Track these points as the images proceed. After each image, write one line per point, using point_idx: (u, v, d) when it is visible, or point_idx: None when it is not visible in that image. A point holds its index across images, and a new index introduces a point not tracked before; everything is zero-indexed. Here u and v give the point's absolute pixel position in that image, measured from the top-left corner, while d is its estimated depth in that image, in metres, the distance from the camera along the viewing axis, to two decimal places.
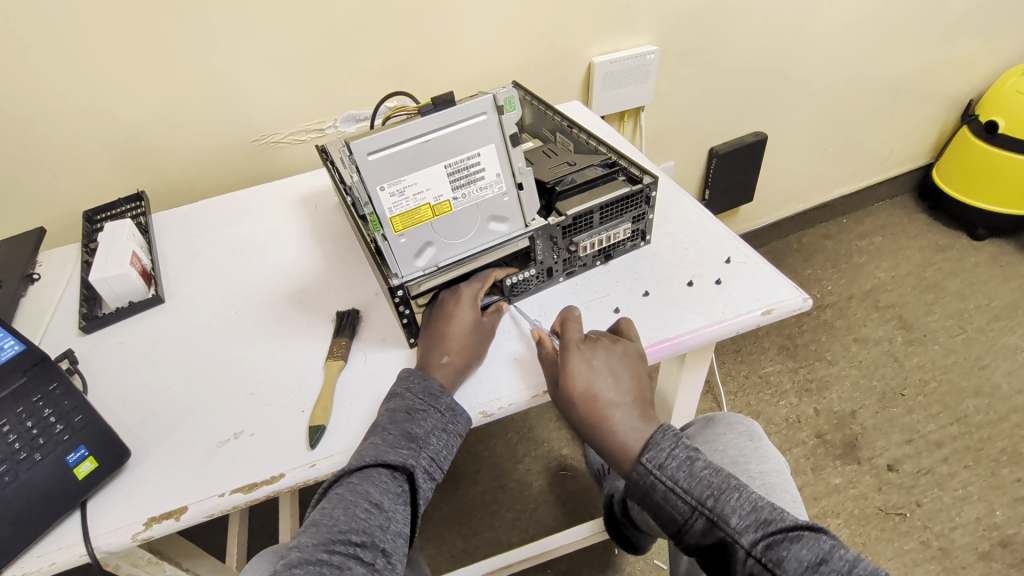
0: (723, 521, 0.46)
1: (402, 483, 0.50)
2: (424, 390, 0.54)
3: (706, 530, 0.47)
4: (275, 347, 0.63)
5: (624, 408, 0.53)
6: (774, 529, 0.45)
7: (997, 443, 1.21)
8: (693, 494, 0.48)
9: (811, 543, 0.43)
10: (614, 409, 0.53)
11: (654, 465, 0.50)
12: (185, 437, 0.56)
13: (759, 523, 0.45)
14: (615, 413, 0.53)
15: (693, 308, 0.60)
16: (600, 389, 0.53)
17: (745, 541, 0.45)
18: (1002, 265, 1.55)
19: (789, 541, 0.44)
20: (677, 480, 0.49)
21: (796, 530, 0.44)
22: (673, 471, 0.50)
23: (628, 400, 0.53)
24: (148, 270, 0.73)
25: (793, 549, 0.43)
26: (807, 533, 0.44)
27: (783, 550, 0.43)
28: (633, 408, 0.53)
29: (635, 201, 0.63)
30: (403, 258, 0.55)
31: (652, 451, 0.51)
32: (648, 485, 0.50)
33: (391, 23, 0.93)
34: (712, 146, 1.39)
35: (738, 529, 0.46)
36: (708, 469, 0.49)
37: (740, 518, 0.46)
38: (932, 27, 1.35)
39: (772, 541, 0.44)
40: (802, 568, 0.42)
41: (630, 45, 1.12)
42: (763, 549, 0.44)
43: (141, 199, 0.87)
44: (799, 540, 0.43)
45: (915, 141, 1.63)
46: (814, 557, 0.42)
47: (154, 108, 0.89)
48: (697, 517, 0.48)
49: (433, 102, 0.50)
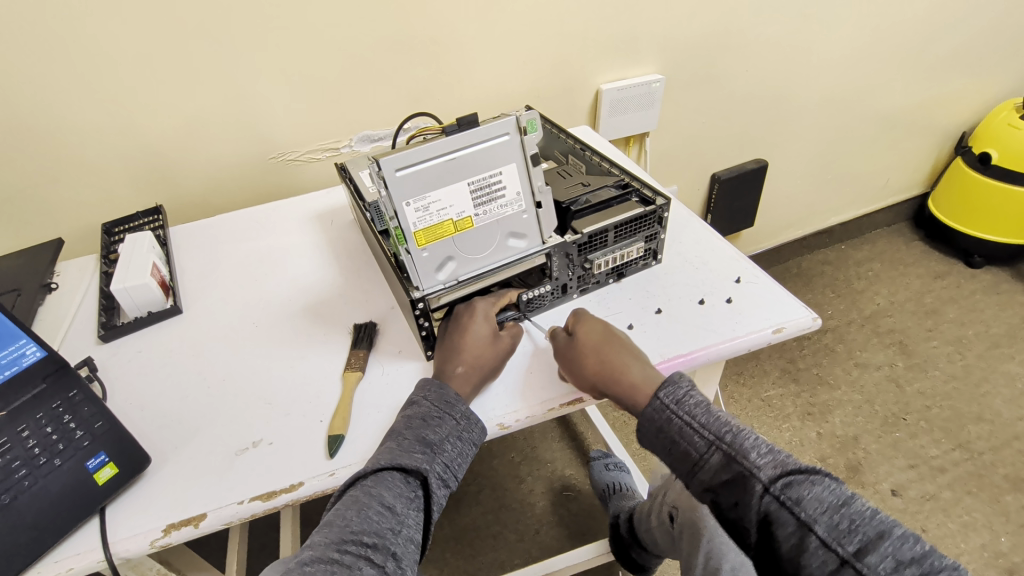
0: (742, 455, 0.46)
1: (416, 488, 0.50)
2: (440, 398, 0.55)
3: (722, 464, 0.47)
4: (293, 359, 0.64)
5: (637, 357, 0.56)
6: (793, 469, 0.45)
7: (999, 469, 1.22)
8: (710, 429, 0.48)
9: (833, 486, 0.43)
10: (627, 356, 0.56)
11: (672, 400, 0.51)
12: (206, 445, 0.56)
13: (778, 462, 0.45)
14: (629, 358, 0.56)
15: (706, 326, 0.62)
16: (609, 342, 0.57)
17: (764, 475, 0.45)
18: (998, 292, 1.57)
19: (810, 481, 0.44)
20: (694, 417, 0.50)
21: (816, 473, 0.44)
22: (690, 408, 0.50)
23: (637, 353, 0.57)
24: (166, 280, 0.74)
25: (815, 488, 0.43)
26: (827, 478, 0.44)
27: (804, 489, 0.43)
28: (646, 361, 0.56)
29: (648, 221, 0.65)
30: (424, 271, 0.56)
31: (667, 387, 0.52)
32: (664, 419, 0.51)
33: (407, 48, 0.97)
34: (715, 172, 1.42)
35: (757, 464, 0.45)
36: (723, 411, 0.50)
37: (759, 454, 0.46)
38: (925, 63, 1.41)
39: (792, 479, 0.44)
40: (822, 508, 0.42)
41: (636, 74, 1.16)
42: (782, 486, 0.44)
43: (160, 212, 0.89)
44: (820, 481, 0.43)
45: (910, 170, 1.67)
46: (835, 500, 0.42)
47: (177, 123, 0.92)
48: (713, 452, 0.47)
49: (458, 123, 0.53)
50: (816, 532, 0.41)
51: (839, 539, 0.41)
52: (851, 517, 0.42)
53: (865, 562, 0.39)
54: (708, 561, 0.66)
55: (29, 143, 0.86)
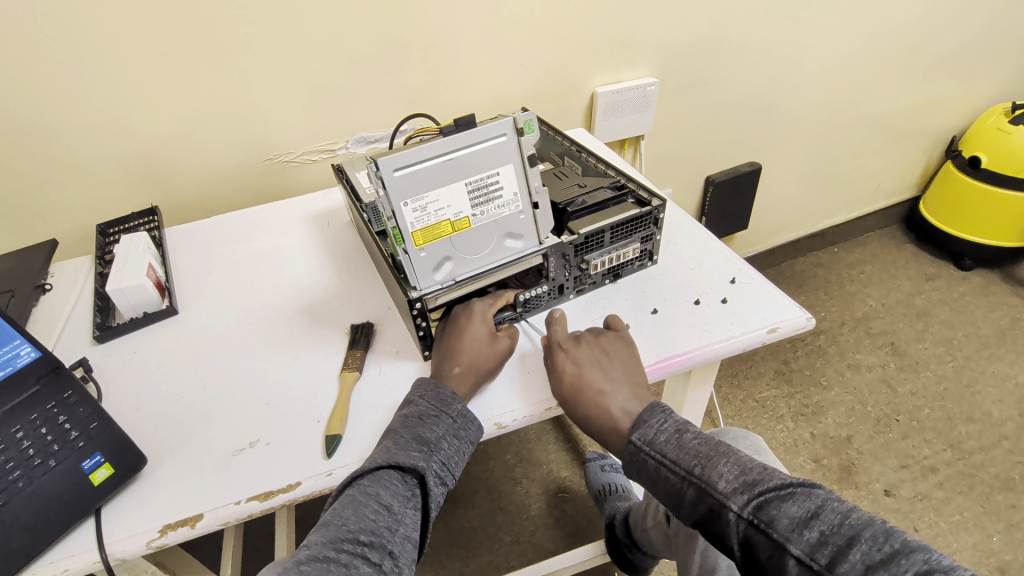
0: (712, 486, 0.46)
1: (413, 487, 0.50)
2: (437, 397, 0.55)
3: (698, 498, 0.47)
4: (290, 359, 0.64)
5: (612, 391, 0.55)
6: (762, 489, 0.44)
7: (990, 469, 1.23)
8: (681, 464, 0.49)
9: (802, 499, 0.43)
10: (602, 394, 0.55)
11: (643, 442, 0.51)
12: (202, 445, 0.56)
13: (748, 485, 0.45)
14: (604, 398, 0.55)
15: (702, 326, 0.62)
16: (587, 374, 0.56)
17: (735, 504, 0.45)
18: (988, 294, 1.59)
19: (779, 500, 0.43)
20: (666, 453, 0.50)
21: (786, 488, 0.44)
22: (661, 445, 0.51)
23: (617, 383, 0.56)
24: (162, 281, 0.74)
25: (783, 507, 0.43)
26: (795, 490, 0.44)
27: (774, 509, 0.43)
28: (622, 390, 0.55)
29: (644, 222, 0.65)
30: (422, 272, 0.57)
31: (640, 430, 0.52)
32: (639, 461, 0.51)
33: (404, 50, 0.97)
34: (709, 174, 1.43)
35: (728, 492, 0.46)
36: (694, 438, 0.50)
37: (727, 482, 0.46)
38: (915, 67, 1.43)
39: (761, 501, 0.44)
40: (792, 525, 0.42)
41: (631, 77, 1.17)
42: (753, 511, 0.44)
43: (155, 213, 0.89)
44: (787, 497, 0.43)
45: (901, 173, 1.69)
46: (805, 513, 0.42)
47: (173, 124, 0.92)
48: (687, 487, 0.48)
49: (455, 124, 0.53)
50: (790, 551, 0.41)
51: (814, 554, 0.40)
52: (822, 528, 0.41)
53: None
54: (705, 559, 0.67)
55: (23, 142, 0.86)
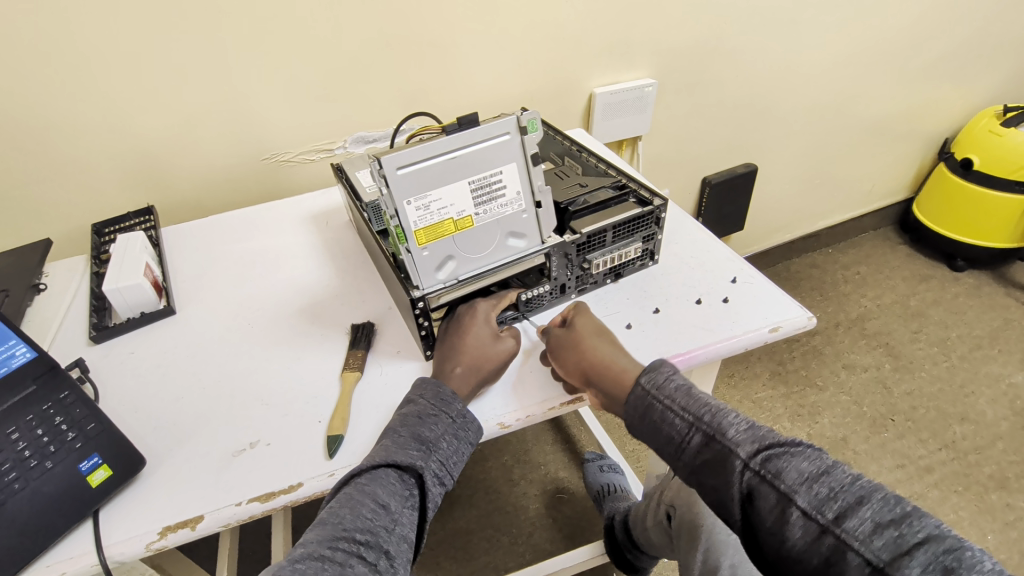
0: (721, 434, 0.47)
1: (411, 486, 0.50)
2: (437, 396, 0.54)
3: (703, 445, 0.47)
4: (290, 358, 0.64)
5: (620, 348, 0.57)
6: (771, 443, 0.45)
7: (985, 468, 1.24)
8: (690, 411, 0.49)
9: (813, 457, 0.43)
10: (612, 348, 0.57)
11: (653, 386, 0.52)
12: (202, 445, 0.55)
13: (757, 438, 0.46)
14: (614, 349, 0.57)
15: (703, 325, 0.62)
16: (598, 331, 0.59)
17: (742, 452, 0.45)
18: (981, 295, 1.61)
19: (789, 454, 0.44)
20: (674, 401, 0.51)
21: (796, 446, 0.44)
22: (670, 392, 0.51)
23: (623, 347, 0.58)
24: (159, 281, 0.74)
25: (793, 460, 0.43)
26: (806, 449, 0.44)
27: (784, 461, 0.43)
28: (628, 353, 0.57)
29: (646, 222, 0.65)
30: (424, 271, 0.56)
31: (648, 374, 0.53)
32: (645, 406, 0.52)
33: (403, 51, 0.97)
34: (706, 175, 1.43)
35: (736, 441, 0.46)
36: (702, 393, 0.51)
37: (737, 431, 0.46)
38: (909, 71, 1.44)
39: (770, 453, 0.44)
40: (802, 478, 0.42)
41: (629, 79, 1.17)
42: (761, 461, 0.44)
43: (151, 213, 0.88)
44: (797, 453, 0.44)
45: (895, 176, 1.70)
46: (815, 470, 0.42)
47: (169, 123, 0.91)
48: (693, 433, 0.48)
49: (459, 121, 0.53)
50: (796, 502, 0.41)
51: (820, 508, 0.41)
52: (831, 485, 0.41)
53: (845, 528, 0.39)
54: (707, 557, 0.67)
55: (18, 142, 0.85)
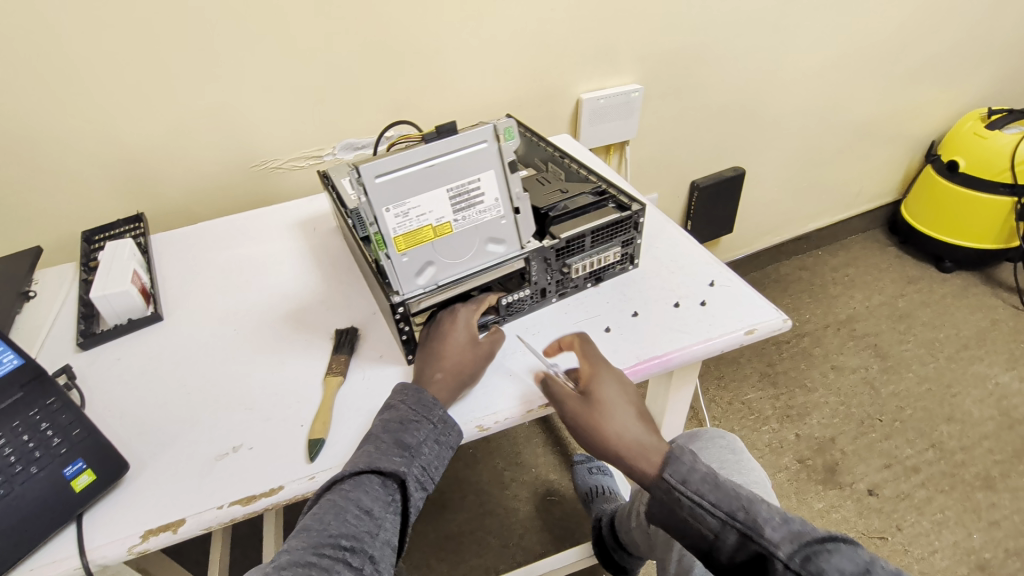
0: (757, 533, 0.48)
1: (394, 491, 0.51)
2: (418, 402, 0.55)
3: (739, 544, 0.49)
4: (275, 364, 0.65)
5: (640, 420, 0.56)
6: (809, 541, 0.47)
7: (971, 468, 1.25)
8: (721, 507, 0.50)
9: (851, 554, 0.45)
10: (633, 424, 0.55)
11: (678, 480, 0.52)
12: (185, 450, 0.56)
13: (793, 535, 0.47)
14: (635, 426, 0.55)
15: (680, 328, 0.63)
16: (616, 397, 0.56)
17: (782, 553, 0.47)
18: (968, 296, 1.62)
19: (828, 553, 0.46)
20: (703, 495, 0.52)
21: (832, 543, 0.46)
22: (698, 485, 0.52)
23: (641, 415, 0.56)
24: (146, 288, 0.75)
25: (834, 560, 0.45)
26: (842, 545, 0.46)
27: (824, 562, 0.45)
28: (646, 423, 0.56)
29: (625, 227, 0.66)
30: (404, 276, 0.57)
31: (671, 466, 0.53)
32: (673, 501, 0.52)
33: (389, 58, 0.98)
34: (694, 179, 1.44)
35: (774, 540, 0.48)
36: (730, 483, 0.52)
37: (773, 530, 0.48)
38: (894, 75, 1.46)
39: (809, 553, 0.46)
40: None
41: (615, 84, 1.18)
42: (800, 562, 0.46)
43: (140, 220, 0.89)
44: (835, 550, 0.46)
45: (883, 178, 1.72)
46: (856, 568, 0.44)
47: (158, 131, 0.92)
48: (728, 531, 0.50)
49: (438, 130, 0.54)
50: None
51: None
52: None
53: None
54: (682, 557, 0.68)
55: (8, 151, 0.86)
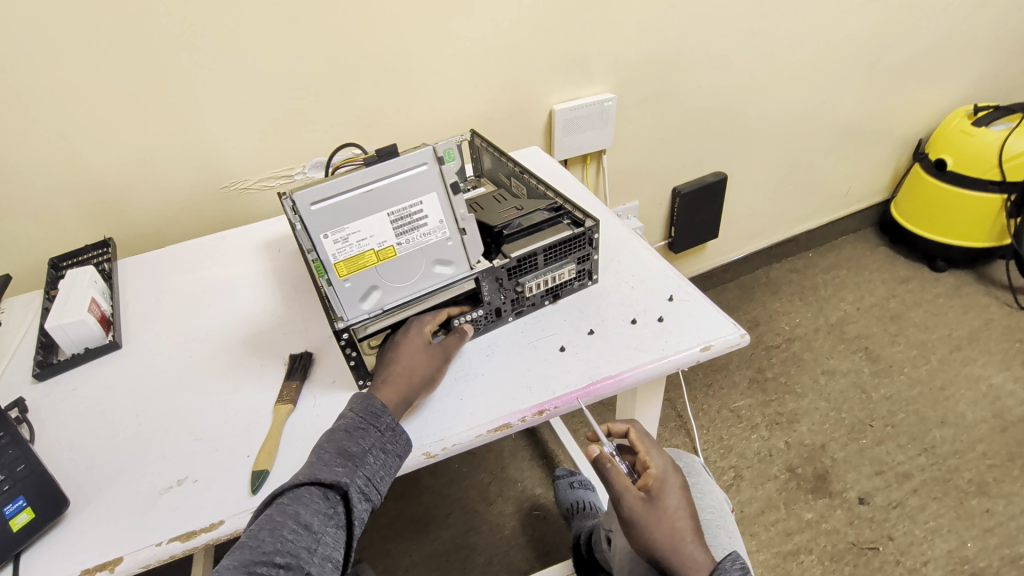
0: None
1: (336, 504, 0.50)
2: (366, 408, 0.54)
3: None
4: (227, 392, 0.64)
5: (692, 529, 0.55)
6: None
7: (964, 473, 1.22)
8: None
9: None
10: (687, 532, 0.54)
11: None
12: (131, 484, 0.55)
13: None
14: (689, 534, 0.54)
15: (636, 346, 0.62)
16: (672, 500, 0.56)
17: None
18: (962, 295, 1.59)
19: None
20: None
21: None
22: None
23: (694, 523, 0.56)
24: (106, 315, 0.74)
25: None
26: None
27: None
28: (698, 533, 0.55)
29: (579, 243, 0.66)
30: (348, 302, 0.56)
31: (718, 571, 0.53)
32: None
33: (355, 76, 0.98)
34: (675, 186, 1.43)
35: None
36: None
37: None
38: (876, 74, 1.44)
39: None
40: None
41: (588, 94, 1.17)
42: None
43: (108, 245, 0.89)
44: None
45: (871, 177, 1.69)
46: None
47: (125, 156, 0.92)
48: None
49: (378, 153, 0.53)
50: None
51: None
52: None
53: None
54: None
55: None
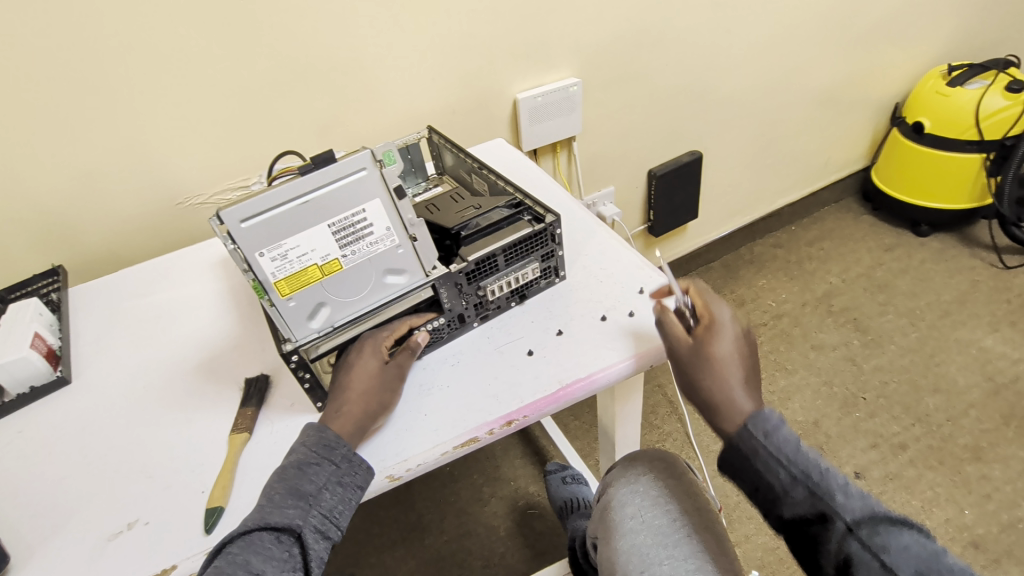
0: (826, 495, 0.46)
1: (291, 547, 0.47)
2: (319, 442, 0.51)
3: (805, 502, 0.46)
4: (181, 424, 0.60)
5: (744, 383, 0.52)
6: (881, 516, 0.44)
7: (959, 440, 1.21)
8: (797, 465, 0.47)
9: (920, 540, 0.43)
10: (737, 383, 0.52)
11: (760, 433, 0.49)
12: (78, 531, 0.52)
13: (864, 507, 0.45)
14: (737, 385, 0.52)
15: (606, 344, 0.60)
16: (725, 353, 0.53)
17: (847, 517, 0.44)
18: (947, 259, 1.58)
19: (896, 531, 0.43)
20: (781, 450, 0.48)
21: (902, 525, 0.44)
22: (779, 440, 0.49)
23: (751, 379, 0.53)
24: (54, 350, 0.70)
25: (899, 538, 0.43)
26: (912, 529, 0.44)
27: (888, 537, 0.43)
28: (751, 388, 0.52)
29: (541, 240, 0.62)
30: (294, 322, 0.53)
31: (756, 418, 0.50)
32: (748, 448, 0.49)
33: (305, 80, 0.93)
34: (650, 168, 1.40)
35: (841, 505, 0.45)
36: (812, 449, 0.49)
37: (845, 497, 0.45)
38: (849, 40, 1.41)
39: (878, 526, 0.44)
40: (908, 559, 0.42)
41: (552, 80, 1.13)
42: (865, 533, 0.43)
43: (57, 273, 0.83)
44: (906, 530, 0.43)
45: (850, 145, 1.67)
46: (923, 553, 0.42)
47: (68, 179, 0.87)
48: (796, 489, 0.47)
49: (313, 161, 0.49)
50: None
51: None
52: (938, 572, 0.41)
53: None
54: None
55: None
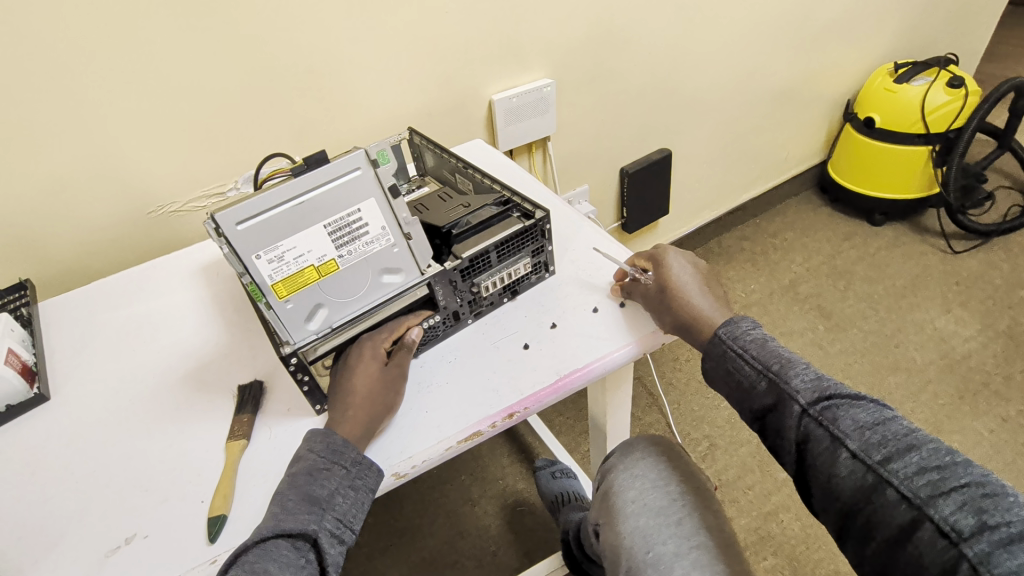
0: (786, 381, 0.53)
1: (307, 553, 0.47)
2: (327, 447, 0.51)
3: (768, 390, 0.54)
4: (173, 435, 0.59)
5: (704, 298, 0.61)
6: (834, 394, 0.51)
7: (920, 415, 1.28)
8: (760, 359, 0.55)
9: (871, 410, 0.49)
10: (697, 298, 0.60)
11: (729, 336, 0.57)
12: (72, 549, 0.50)
13: (819, 387, 0.52)
14: (698, 300, 0.60)
15: (600, 335, 0.62)
16: (680, 277, 0.62)
17: (803, 399, 0.52)
18: (900, 245, 1.67)
19: (848, 406, 0.50)
20: (747, 349, 0.56)
21: (856, 400, 0.50)
22: (744, 342, 0.57)
23: (709, 294, 0.61)
24: (29, 366, 0.67)
25: (850, 411, 0.49)
26: (866, 402, 0.50)
27: (841, 411, 0.50)
28: (712, 302, 0.61)
29: (531, 235, 0.63)
30: (292, 324, 0.53)
31: (728, 326, 0.58)
32: (720, 351, 0.57)
33: (279, 84, 0.92)
34: (622, 165, 1.43)
35: (798, 388, 0.52)
36: (778, 346, 0.56)
37: (801, 381, 0.53)
38: (803, 40, 1.48)
39: (831, 403, 0.50)
40: (855, 425, 0.49)
41: (526, 80, 1.15)
42: (819, 408, 0.51)
43: (25, 287, 0.80)
44: (858, 405, 0.50)
45: (808, 140, 1.74)
46: (871, 419, 0.49)
47: (33, 190, 0.84)
48: (761, 379, 0.54)
49: (306, 162, 0.49)
50: (846, 444, 0.48)
51: (868, 450, 0.47)
52: (883, 433, 0.47)
53: (889, 468, 0.46)
54: None
55: None
